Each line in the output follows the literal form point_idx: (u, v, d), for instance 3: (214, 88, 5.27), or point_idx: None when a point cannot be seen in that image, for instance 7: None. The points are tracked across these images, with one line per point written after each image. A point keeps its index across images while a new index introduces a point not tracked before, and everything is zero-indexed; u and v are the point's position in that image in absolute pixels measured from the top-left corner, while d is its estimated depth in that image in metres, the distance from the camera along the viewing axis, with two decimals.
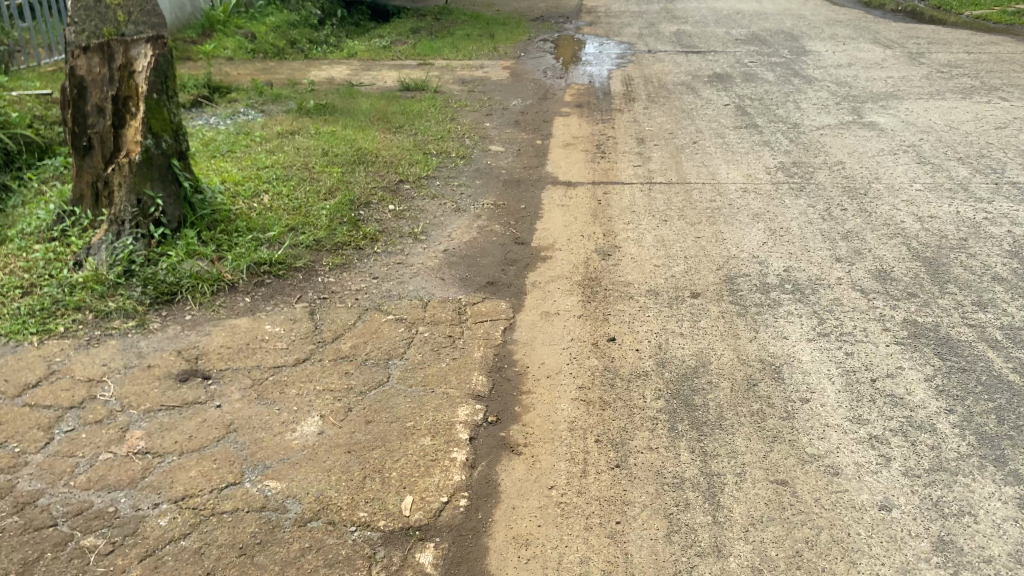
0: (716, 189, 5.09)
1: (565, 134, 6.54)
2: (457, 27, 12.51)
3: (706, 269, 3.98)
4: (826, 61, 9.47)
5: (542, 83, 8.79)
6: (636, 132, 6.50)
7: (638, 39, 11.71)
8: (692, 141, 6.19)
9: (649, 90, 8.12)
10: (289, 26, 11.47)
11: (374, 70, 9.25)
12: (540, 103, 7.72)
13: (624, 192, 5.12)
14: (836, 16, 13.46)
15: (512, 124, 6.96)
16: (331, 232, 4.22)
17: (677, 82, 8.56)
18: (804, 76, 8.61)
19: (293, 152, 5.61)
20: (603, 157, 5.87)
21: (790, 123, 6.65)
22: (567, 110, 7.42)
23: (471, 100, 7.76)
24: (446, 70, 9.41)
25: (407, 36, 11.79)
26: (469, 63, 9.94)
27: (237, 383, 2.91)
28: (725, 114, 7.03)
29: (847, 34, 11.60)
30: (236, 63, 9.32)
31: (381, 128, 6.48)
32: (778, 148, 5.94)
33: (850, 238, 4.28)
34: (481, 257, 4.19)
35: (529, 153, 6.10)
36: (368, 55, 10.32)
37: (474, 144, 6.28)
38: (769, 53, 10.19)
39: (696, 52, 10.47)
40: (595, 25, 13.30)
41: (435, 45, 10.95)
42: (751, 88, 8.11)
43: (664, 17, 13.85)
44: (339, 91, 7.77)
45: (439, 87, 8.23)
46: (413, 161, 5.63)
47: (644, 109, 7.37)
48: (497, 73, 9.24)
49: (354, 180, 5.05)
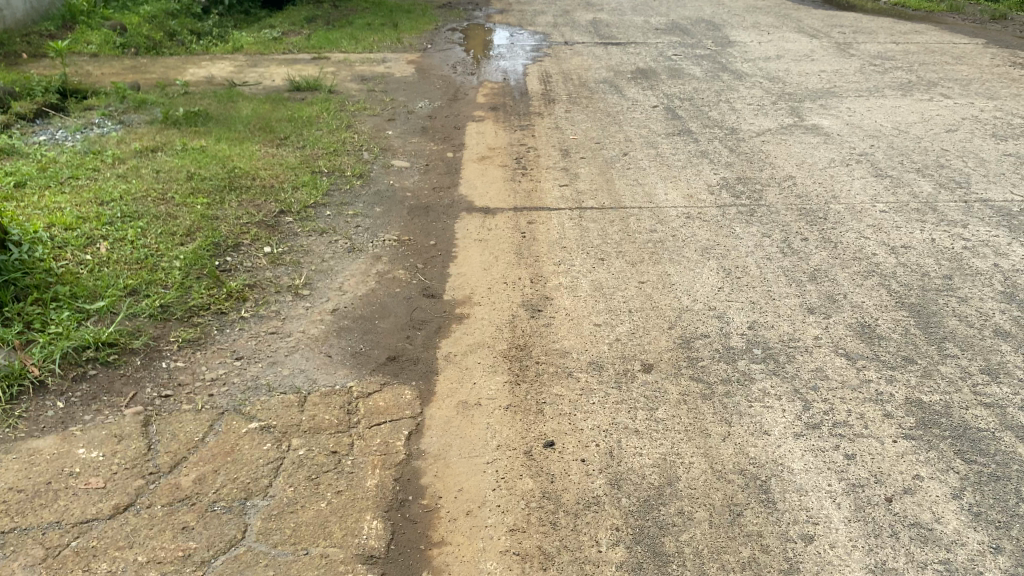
0: (655, 216, 4.40)
1: (478, 145, 5.75)
2: (356, 15, 11.56)
3: (656, 327, 3.26)
4: (753, 54, 8.90)
5: (451, 80, 7.96)
6: (558, 143, 5.77)
7: (552, 29, 10.97)
8: (621, 152, 5.50)
9: (568, 90, 7.40)
10: (167, 16, 10.34)
11: (262, 67, 8.27)
12: (449, 106, 6.89)
13: (550, 222, 4.38)
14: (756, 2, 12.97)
15: (417, 132, 6.13)
16: (183, 292, 3.34)
17: (598, 79, 7.85)
18: (733, 71, 8.01)
19: (149, 177, 4.68)
20: (523, 175, 5.12)
21: (727, 128, 6.00)
22: (480, 114, 6.62)
23: (371, 103, 6.88)
24: (343, 66, 8.49)
25: (301, 26, 10.80)
26: (370, 56, 9.03)
27: (23, 557, 2.06)
28: (655, 118, 6.34)
29: (770, 22, 11.11)
30: (100, 61, 8.21)
31: (262, 140, 5.56)
32: (718, 160, 5.28)
33: (819, 279, 3.62)
34: (380, 320, 3.35)
35: (437, 169, 5.29)
36: (255, 48, 9.30)
37: (373, 157, 5.42)
38: (692, 44, 9.58)
39: (616, 43, 9.79)
40: (506, 12, 12.50)
41: (332, 36, 10.00)
42: (678, 85, 7.46)
43: (579, 4, 13.14)
44: (215, 94, 6.80)
45: (333, 87, 7.33)
46: (297, 185, 4.75)
47: (565, 113, 6.64)
48: (401, 69, 8.36)
49: (222, 214, 4.16)
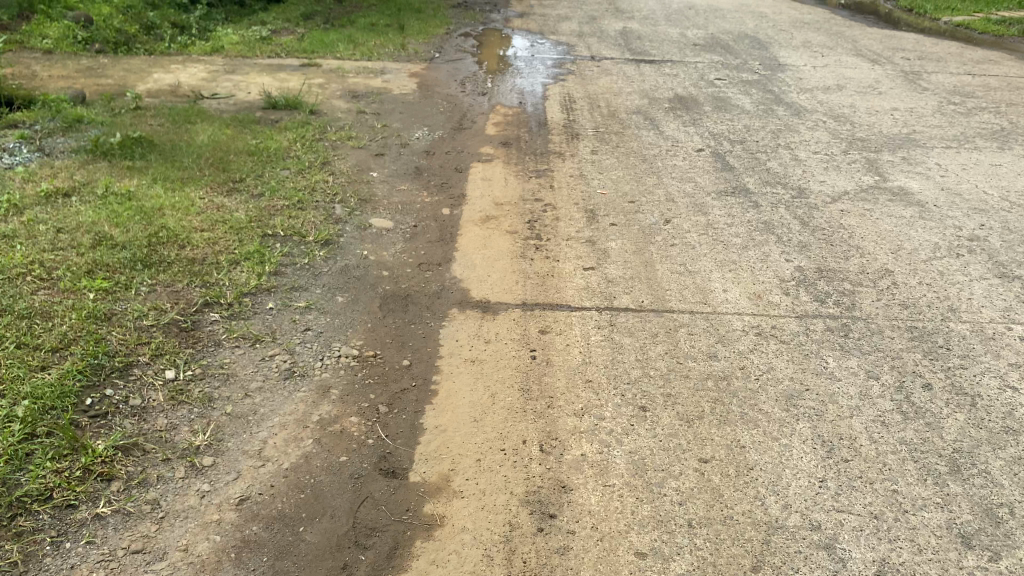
0: (713, 328, 3.24)
1: (482, 201, 4.60)
2: (361, 13, 10.43)
3: (735, 563, 2.11)
4: (809, 82, 7.73)
5: (458, 100, 6.83)
6: (581, 202, 4.62)
7: (577, 38, 9.79)
8: (661, 219, 4.35)
9: (593, 122, 6.24)
10: (145, 7, 9.25)
11: (238, 75, 7.13)
12: (450, 138, 5.74)
13: (569, 331, 3.20)
14: (803, 18, 11.76)
15: (409, 175, 4.97)
16: (12, 468, 2.22)
17: (629, 109, 6.69)
18: (788, 105, 6.83)
19: (42, 240, 3.55)
20: (536, 249, 3.97)
21: (793, 187, 4.83)
22: (487, 153, 5.47)
23: (357, 130, 5.73)
24: (334, 76, 7.35)
25: (296, 23, 9.67)
26: (367, 65, 7.89)
27: None
28: (702, 170, 5.16)
29: (822, 42, 9.94)
30: (53, 61, 7.14)
31: (209, 183, 4.42)
32: (789, 238, 4.11)
33: (966, 471, 2.46)
34: (308, 525, 2.21)
35: (427, 235, 4.14)
36: (238, 49, 8.18)
37: (347, 213, 4.28)
38: (736, 66, 8.39)
39: (650, 60, 8.63)
40: (526, 16, 11.34)
41: (328, 37, 8.86)
42: (724, 121, 6.31)
43: (607, 11, 11.97)
44: (172, 112, 5.70)
45: (317, 105, 6.22)
46: (239, 257, 3.61)
47: (590, 155, 5.50)
48: (401, 83, 7.22)
49: (118, 309, 3.03)
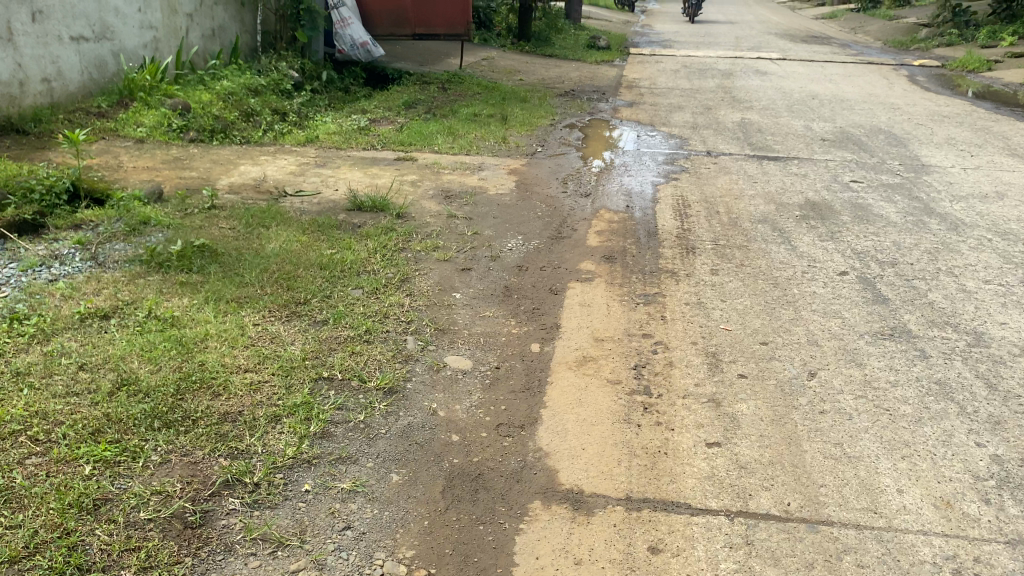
0: (890, 559, 2.37)
1: (581, 334, 3.86)
2: (464, 103, 10.05)
3: None
4: (962, 187, 6.78)
5: (559, 201, 6.19)
6: (701, 338, 3.82)
7: (691, 131, 9.09)
8: (802, 371, 3.51)
9: (713, 232, 5.46)
10: (248, 93, 9.09)
11: (328, 169, 6.70)
12: (548, 249, 5.05)
13: (691, 551, 2.39)
14: (942, 111, 10.74)
15: (496, 296, 4.29)
16: None
17: (752, 215, 5.86)
18: (942, 216, 5.88)
19: (57, 382, 2.99)
20: (646, 409, 3.18)
21: (967, 332, 3.91)
22: (588, 268, 4.74)
23: (444, 238, 5.12)
24: (428, 171, 6.84)
25: (397, 112, 9.34)
26: (463, 160, 7.37)
27: None
28: (848, 301, 4.29)
29: (968, 138, 8.93)
30: (142, 150, 6.92)
31: (268, 305, 3.84)
32: (972, 410, 3.21)
33: None
34: None
35: (513, 379, 3.40)
36: (334, 138, 7.82)
37: (419, 346, 3.59)
38: (873, 166, 7.50)
39: (773, 157, 7.83)
40: (636, 106, 10.75)
41: (427, 128, 8.43)
42: (867, 235, 5.43)
43: (723, 101, 11.25)
44: (247, 212, 5.23)
45: (404, 206, 5.67)
46: (282, 411, 2.96)
47: (710, 274, 4.71)
48: (499, 182, 6.64)
49: (113, 493, 2.41)
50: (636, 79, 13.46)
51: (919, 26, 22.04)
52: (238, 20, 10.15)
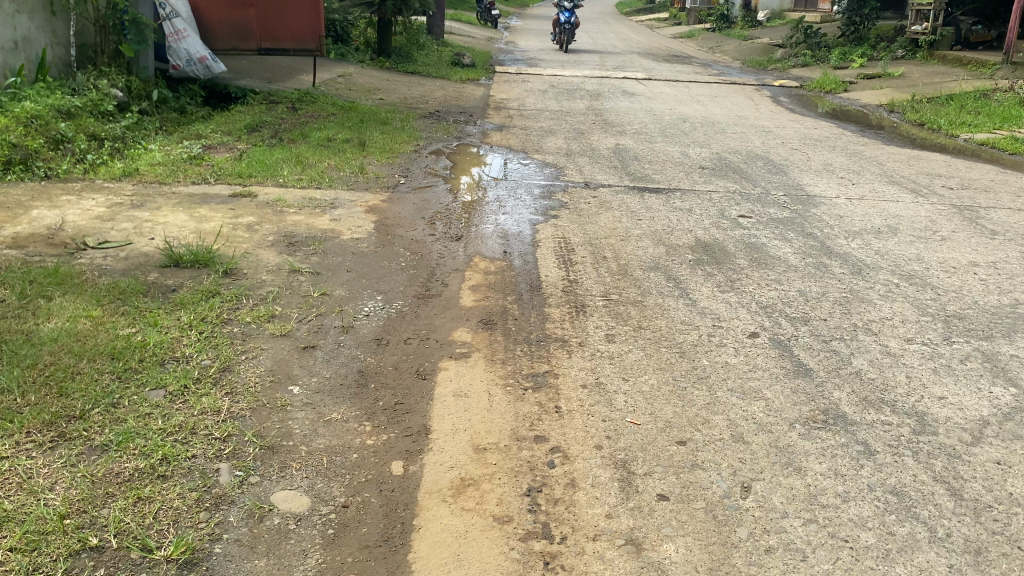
0: None
1: (455, 438, 3.02)
2: (316, 125, 9.07)
3: None
4: (853, 221, 6.39)
5: (424, 246, 5.34)
6: (607, 434, 3.05)
7: (566, 159, 8.46)
8: (734, 484, 2.80)
9: (602, 283, 4.74)
10: (57, 116, 7.77)
11: (145, 211, 5.60)
12: (412, 312, 4.18)
13: None
14: (813, 135, 10.56)
15: (347, 385, 3.39)
16: None
17: (644, 260, 5.20)
18: (843, 258, 5.41)
19: None
20: (545, 564, 2.38)
21: (908, 414, 3.33)
22: (461, 336, 3.91)
23: (282, 302, 4.17)
24: (268, 211, 5.85)
25: (238, 136, 8.26)
26: (313, 195, 6.39)
27: None
28: (768, 374, 3.64)
29: (845, 164, 8.70)
30: None
31: (24, 426, 2.82)
32: (944, 533, 2.59)
33: None
34: None
35: (365, 527, 2.53)
36: (157, 170, 6.69)
37: (236, 481, 2.68)
38: (759, 197, 7.05)
39: (655, 188, 7.28)
40: (505, 131, 10.03)
41: (271, 156, 7.40)
42: (770, 282, 4.87)
43: (595, 124, 10.69)
44: (24, 276, 4.12)
45: (234, 261, 4.69)
46: None
47: (606, 340, 3.97)
48: (354, 222, 5.72)
49: None
50: (504, 100, 12.80)
51: (775, 47, 22.56)
52: (47, 30, 8.73)
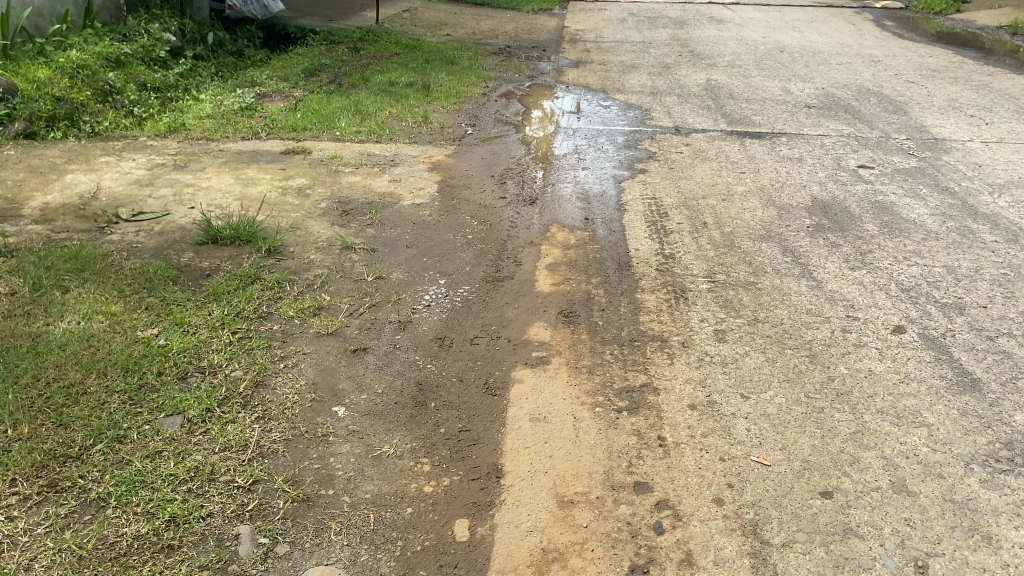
0: None
1: (535, 485, 2.40)
2: (378, 68, 8.41)
3: None
4: (995, 170, 5.47)
5: (495, 211, 4.69)
6: (729, 483, 2.41)
7: (652, 99, 7.63)
8: (906, 563, 2.13)
9: (704, 258, 4.03)
10: (105, 66, 7.29)
11: (188, 175, 5.08)
12: (481, 300, 3.58)
13: None
14: (929, 64, 9.40)
15: (402, 402, 2.79)
16: None
17: (751, 227, 4.45)
18: (991, 220, 4.55)
19: None
20: None
21: None
22: (540, 333, 3.30)
23: (330, 290, 3.60)
24: (322, 172, 5.26)
25: (294, 82, 7.68)
26: (372, 151, 5.79)
27: None
28: (923, 387, 2.92)
29: (973, 99, 7.64)
30: None
31: (9, 472, 2.30)
32: None
33: None
34: None
35: None
36: (206, 125, 6.16)
37: (259, 553, 2.12)
38: (878, 142, 6.15)
39: (755, 132, 6.43)
40: (583, 67, 9.20)
41: (328, 106, 6.81)
42: (907, 255, 4.07)
43: (681, 57, 9.76)
44: (42, 260, 3.63)
45: (279, 236, 4.12)
46: None
47: (715, 336, 3.27)
48: (416, 185, 5.10)
49: None
50: (580, 31, 11.88)
51: None
52: None
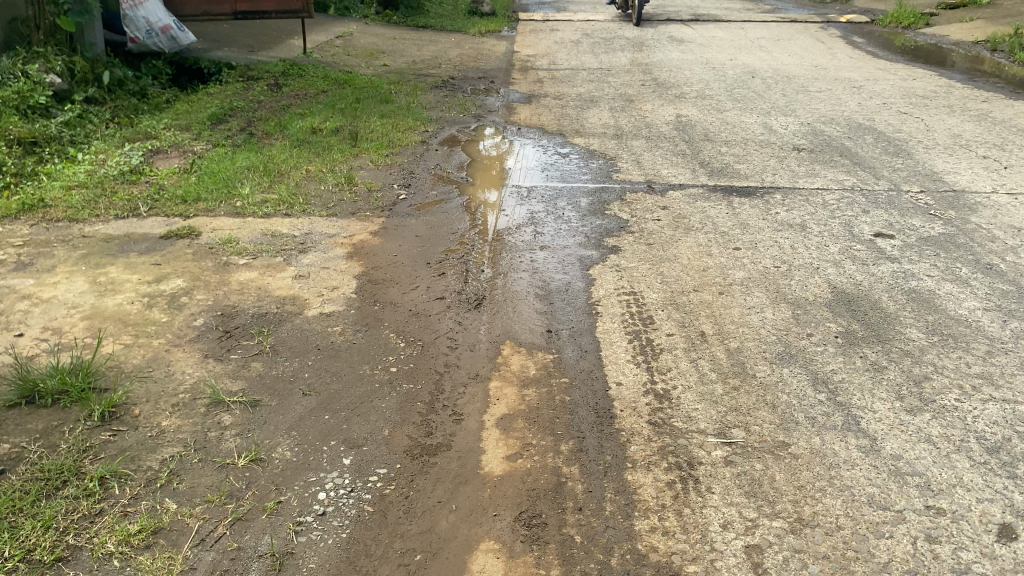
0: None
1: None
2: (300, 112, 7.29)
3: None
4: None
5: (428, 320, 3.59)
6: None
7: (617, 143, 6.63)
8: None
9: (710, 398, 2.99)
10: None
11: (30, 279, 3.91)
12: (402, 494, 2.47)
13: None
14: (916, 90, 8.53)
15: None
16: None
17: (763, 339, 3.43)
18: None
19: None
20: None
21: None
22: (488, 565, 2.20)
23: (179, 487, 2.47)
24: (208, 264, 4.14)
25: (197, 133, 6.59)
26: (277, 229, 4.67)
27: None
28: None
29: (978, 134, 6.78)
30: None
31: None
32: None
33: None
34: None
35: None
36: (73, 198, 4.99)
37: None
38: (889, 198, 5.21)
39: (742, 187, 5.45)
40: (535, 102, 8.19)
41: (231, 166, 5.71)
42: (977, 383, 3.08)
43: (644, 87, 8.79)
44: None
45: (124, 387, 2.98)
46: None
47: (749, 561, 2.22)
48: (327, 280, 3.98)
49: None
50: (531, 57, 10.88)
51: None
52: None
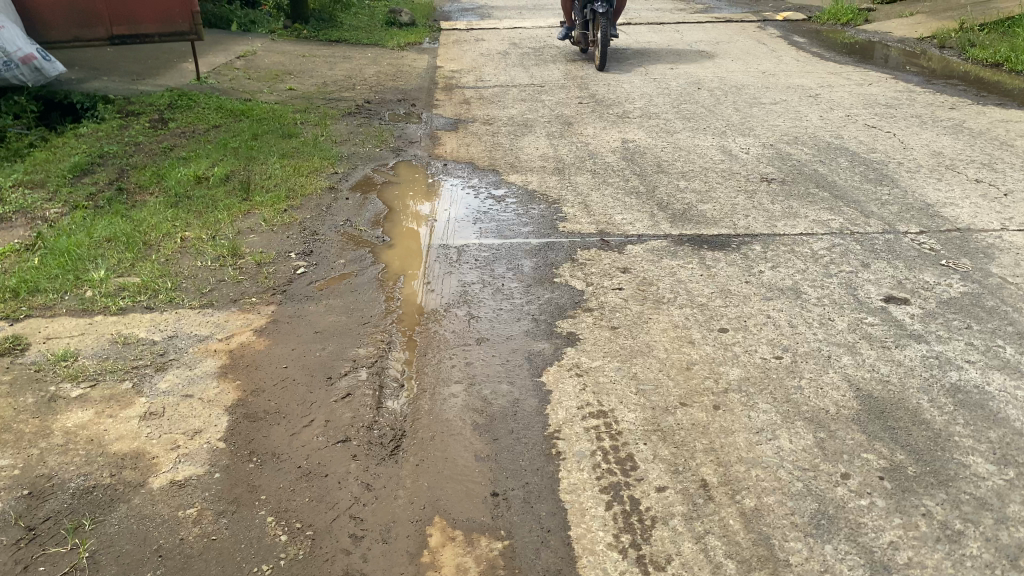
0: None
1: None
2: (184, 157, 6.18)
3: None
4: None
5: (324, 481, 2.60)
6: None
7: (560, 181, 5.70)
8: None
9: None
10: None
11: None
12: None
13: None
14: (877, 98, 7.81)
15: None
16: None
17: (787, 490, 2.52)
18: None
19: None
20: None
21: None
22: None
23: None
24: (26, 402, 3.07)
25: (54, 191, 5.47)
26: (133, 333, 3.61)
27: None
28: None
29: (962, 149, 6.03)
30: None
31: None
32: None
33: None
34: None
35: None
36: None
37: None
38: (888, 243, 4.38)
39: (713, 235, 4.56)
40: (463, 128, 7.22)
41: (88, 236, 4.60)
42: None
43: (583, 105, 7.90)
44: None
45: None
46: None
47: None
48: (190, 418, 2.95)
49: None
50: (456, 72, 9.91)
51: None
52: None
